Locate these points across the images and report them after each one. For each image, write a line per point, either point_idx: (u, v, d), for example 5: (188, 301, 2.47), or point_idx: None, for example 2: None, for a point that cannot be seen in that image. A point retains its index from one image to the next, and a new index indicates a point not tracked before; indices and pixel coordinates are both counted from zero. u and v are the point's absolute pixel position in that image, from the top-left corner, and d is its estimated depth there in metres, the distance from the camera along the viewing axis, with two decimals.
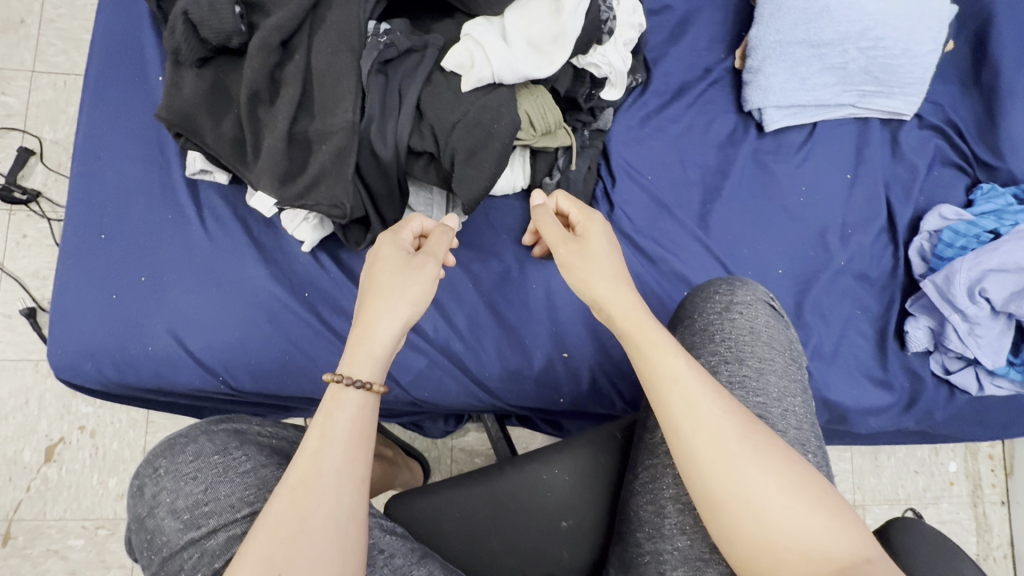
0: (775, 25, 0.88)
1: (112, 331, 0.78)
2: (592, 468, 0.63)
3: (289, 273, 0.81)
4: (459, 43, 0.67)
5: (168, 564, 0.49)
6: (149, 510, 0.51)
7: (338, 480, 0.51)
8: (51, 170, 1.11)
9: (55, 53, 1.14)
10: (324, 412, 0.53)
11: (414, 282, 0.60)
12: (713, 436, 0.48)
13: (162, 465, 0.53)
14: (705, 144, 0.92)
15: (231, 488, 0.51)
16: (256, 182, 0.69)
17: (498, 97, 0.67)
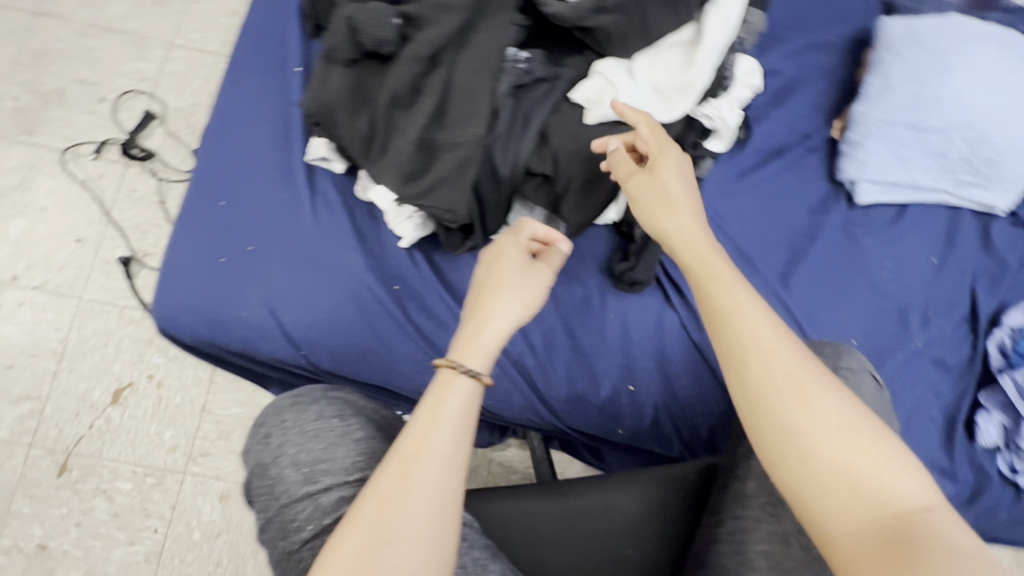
0: (881, 104, 0.90)
1: (214, 293, 0.82)
2: (666, 503, 0.67)
3: (383, 265, 0.85)
4: (590, 79, 0.72)
5: (286, 509, 0.56)
6: (274, 459, 0.59)
7: (444, 463, 0.53)
8: (169, 135, 1.19)
9: (193, 30, 1.25)
10: (436, 393, 0.56)
11: (530, 280, 0.62)
12: (782, 376, 0.51)
13: (289, 419, 0.62)
14: (794, 207, 0.94)
15: (346, 452, 0.58)
16: (378, 176, 0.73)
17: (618, 135, 0.72)
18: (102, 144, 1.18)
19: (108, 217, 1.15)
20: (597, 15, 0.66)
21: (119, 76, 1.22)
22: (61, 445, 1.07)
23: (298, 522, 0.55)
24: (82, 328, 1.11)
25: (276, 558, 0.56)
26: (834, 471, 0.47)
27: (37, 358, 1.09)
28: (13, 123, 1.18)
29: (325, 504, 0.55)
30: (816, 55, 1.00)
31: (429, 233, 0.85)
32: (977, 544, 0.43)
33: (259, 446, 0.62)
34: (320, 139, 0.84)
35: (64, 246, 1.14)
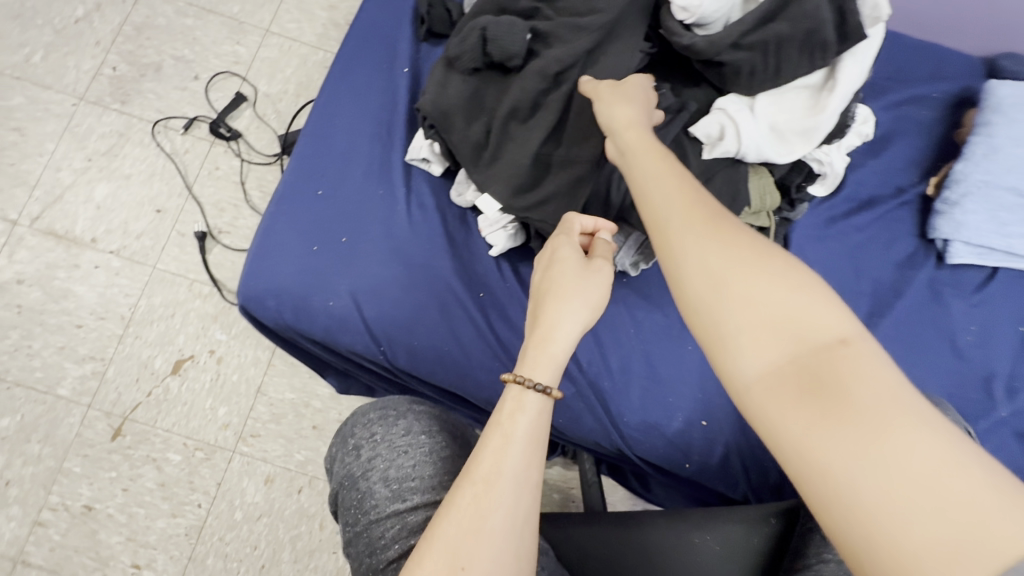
0: (985, 166, 0.89)
1: (302, 280, 0.83)
2: (742, 545, 0.68)
3: (470, 271, 0.85)
4: (712, 114, 0.71)
5: (375, 526, 0.54)
6: (365, 471, 0.58)
7: (516, 483, 0.49)
8: (256, 118, 1.22)
9: (290, 20, 1.27)
10: (507, 411, 0.53)
11: (596, 287, 0.59)
12: (702, 238, 0.48)
13: (379, 432, 0.60)
14: (882, 259, 0.93)
15: (436, 471, 0.56)
16: (485, 185, 0.75)
17: (735, 173, 0.73)
18: (191, 121, 1.20)
19: (189, 191, 1.17)
20: (732, 51, 0.70)
21: (213, 56, 1.24)
22: (119, 409, 1.08)
23: (384, 542, 0.53)
24: (153, 296, 1.13)
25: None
26: (762, 330, 0.43)
27: (106, 320, 1.11)
28: (108, 90, 1.21)
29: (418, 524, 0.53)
30: (916, 109, 0.99)
31: (519, 244, 0.86)
32: (898, 377, 0.40)
33: (345, 455, 0.61)
34: (423, 141, 0.85)
35: (144, 214, 1.16)
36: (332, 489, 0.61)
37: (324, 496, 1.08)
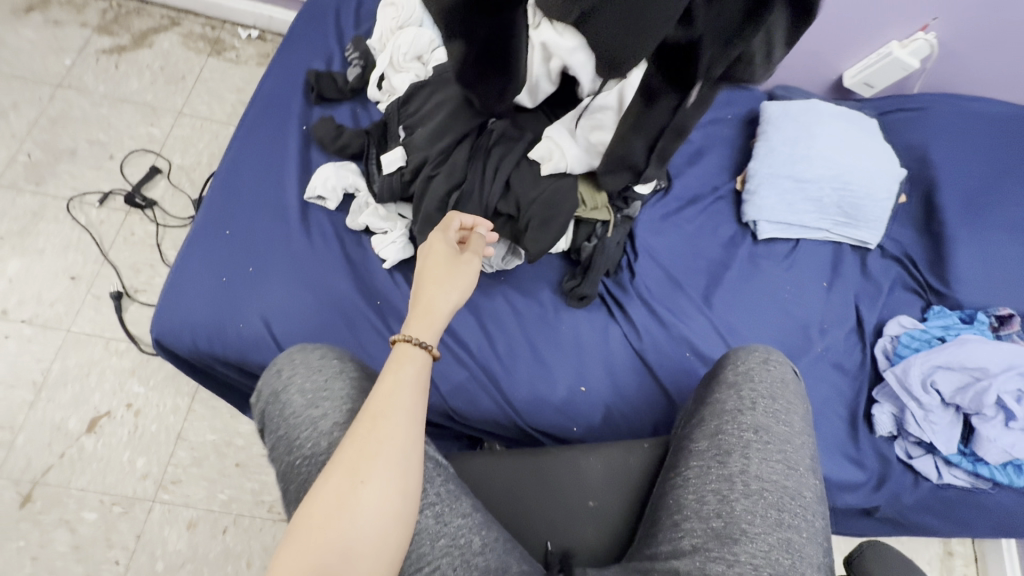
0: (768, 161, 1.16)
1: (214, 309, 0.92)
2: (617, 466, 0.84)
3: (368, 284, 0.98)
4: (543, 141, 0.91)
5: (296, 425, 0.66)
6: (284, 387, 0.69)
7: (405, 416, 0.60)
8: (170, 187, 1.33)
9: (200, 103, 1.43)
10: (395, 361, 0.64)
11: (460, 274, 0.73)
12: None
13: (298, 359, 0.72)
14: (710, 242, 1.15)
15: (346, 385, 0.69)
16: (382, 199, 0.98)
17: (567, 183, 0.91)
18: (107, 195, 1.30)
19: (104, 257, 1.24)
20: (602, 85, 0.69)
21: (127, 138, 1.36)
22: (29, 474, 1.07)
23: (301, 437, 0.65)
24: (66, 359, 1.16)
25: (284, 468, 0.65)
26: None
27: (16, 388, 1.12)
28: (23, 174, 1.29)
29: (333, 418, 0.66)
30: (718, 128, 1.27)
31: (410, 257, 1.00)
32: None
33: (270, 381, 0.72)
34: (318, 180, 1.00)
35: (58, 283, 1.21)
36: (258, 409, 0.72)
37: (250, 532, 1.09)
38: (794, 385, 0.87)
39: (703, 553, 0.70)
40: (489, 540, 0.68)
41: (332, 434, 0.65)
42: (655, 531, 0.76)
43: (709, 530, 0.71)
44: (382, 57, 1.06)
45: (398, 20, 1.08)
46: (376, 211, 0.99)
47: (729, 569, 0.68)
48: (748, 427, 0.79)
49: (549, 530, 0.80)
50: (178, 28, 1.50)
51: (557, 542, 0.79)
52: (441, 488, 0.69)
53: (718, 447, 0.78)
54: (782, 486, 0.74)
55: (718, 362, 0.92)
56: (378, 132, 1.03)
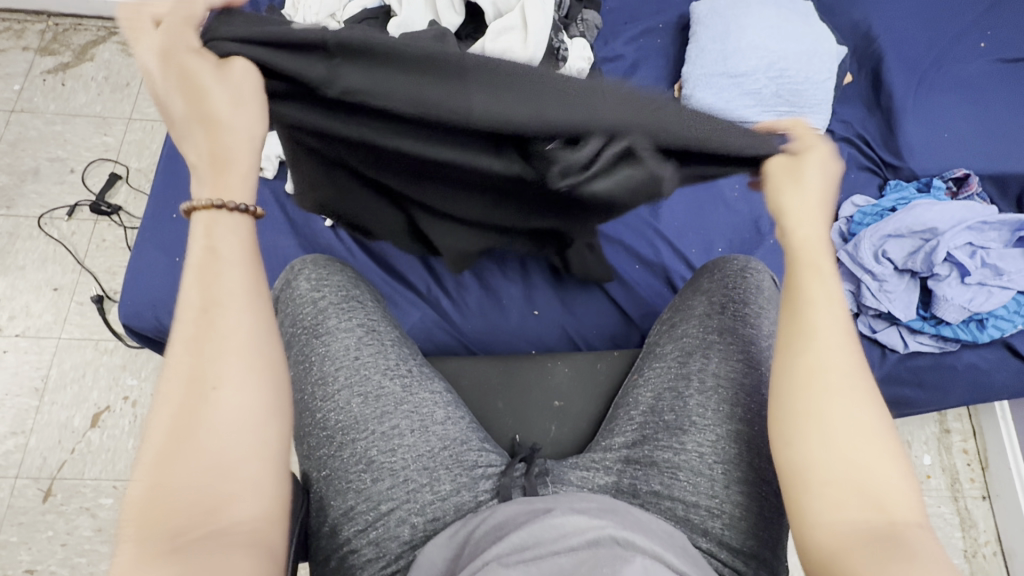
0: (699, 63, 1.15)
1: (172, 287, 0.97)
2: (587, 369, 0.80)
3: (314, 244, 1.01)
4: None
5: (299, 305, 0.76)
6: (294, 274, 0.79)
7: (240, 300, 0.51)
8: (133, 191, 1.38)
9: (148, 106, 1.46)
10: (203, 232, 0.53)
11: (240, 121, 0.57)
12: (838, 403, 0.50)
13: (312, 259, 0.81)
14: None
15: (345, 277, 0.79)
16: None
17: None
18: (74, 207, 1.35)
19: (81, 266, 1.30)
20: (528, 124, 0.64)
21: (85, 150, 1.41)
22: (46, 472, 1.16)
23: (303, 316, 0.75)
24: (62, 364, 1.23)
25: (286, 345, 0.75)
26: (860, 460, 0.48)
27: (21, 396, 1.20)
28: None
29: (329, 301, 0.76)
30: (651, 39, 1.24)
31: None
32: (899, 475, 0.49)
33: (285, 275, 0.82)
34: None
35: (42, 295, 1.27)
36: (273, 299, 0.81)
37: None
38: (774, 292, 0.77)
39: (651, 443, 0.66)
40: (453, 416, 0.70)
41: (328, 311, 0.75)
42: (612, 426, 0.70)
43: (661, 421, 0.67)
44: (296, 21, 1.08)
45: None
46: None
47: (678, 455, 0.63)
48: (714, 329, 0.71)
49: (515, 424, 0.77)
50: (115, 37, 1.53)
51: (522, 435, 0.76)
52: (415, 367, 0.73)
53: (705, 351, 0.70)
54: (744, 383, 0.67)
55: (696, 271, 0.83)
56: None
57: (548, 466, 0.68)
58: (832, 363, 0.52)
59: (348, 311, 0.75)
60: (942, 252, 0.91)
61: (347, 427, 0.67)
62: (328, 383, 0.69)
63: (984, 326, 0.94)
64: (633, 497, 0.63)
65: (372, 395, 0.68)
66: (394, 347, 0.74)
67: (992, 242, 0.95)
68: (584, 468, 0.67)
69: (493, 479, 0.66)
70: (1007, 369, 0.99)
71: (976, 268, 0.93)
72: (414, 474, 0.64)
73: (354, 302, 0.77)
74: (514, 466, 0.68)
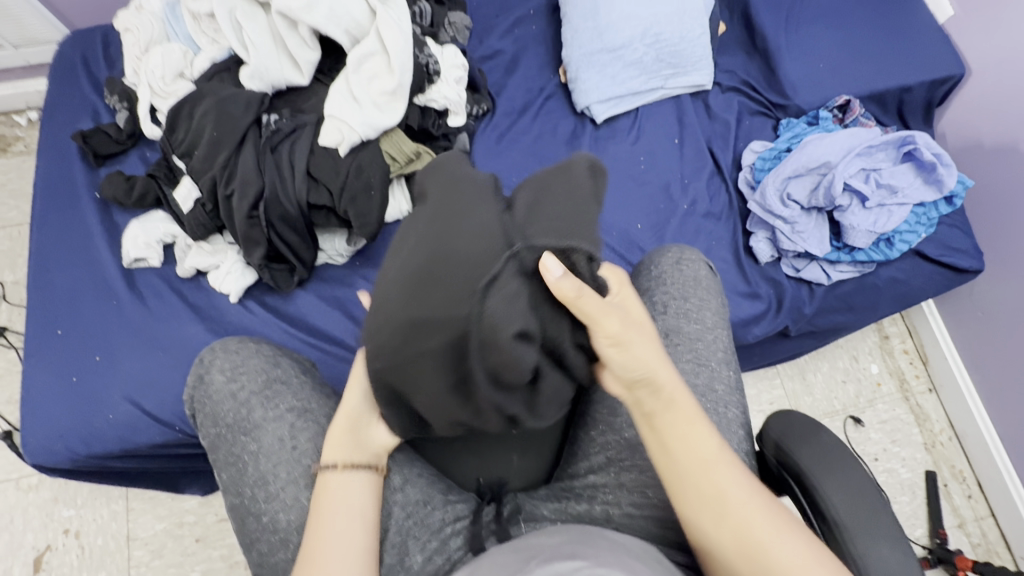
0: (577, 43, 1.12)
1: (75, 411, 0.88)
2: None
3: (222, 324, 0.94)
4: (329, 124, 0.88)
5: (218, 402, 0.70)
6: (205, 370, 0.72)
7: (352, 524, 0.56)
8: (15, 306, 1.25)
9: (8, 210, 1.32)
10: (325, 491, 0.58)
11: (345, 480, 0.59)
12: (738, 516, 0.52)
13: (222, 354, 0.73)
14: (554, 143, 1.10)
15: (257, 358, 0.73)
16: (189, 232, 0.93)
17: (367, 155, 0.88)
18: None
19: None
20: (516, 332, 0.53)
21: None
22: None
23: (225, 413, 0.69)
24: None
25: (214, 444, 0.69)
26: None
27: None
28: None
29: (249, 391, 0.70)
30: (526, 28, 1.21)
31: (254, 280, 0.96)
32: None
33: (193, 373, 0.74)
34: (128, 243, 0.94)
35: None
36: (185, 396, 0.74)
37: None
38: (711, 281, 0.78)
39: (616, 463, 0.67)
40: (408, 477, 0.66)
41: (251, 404, 0.69)
42: (575, 449, 0.71)
43: (622, 440, 0.67)
44: (142, 88, 0.98)
45: (141, 44, 1.00)
46: (200, 249, 0.94)
47: (644, 473, 0.65)
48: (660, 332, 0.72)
49: (478, 466, 0.72)
50: None
51: (486, 476, 0.72)
52: None
53: None
54: (694, 386, 0.69)
55: (633, 270, 0.83)
56: (162, 171, 0.97)
57: (519, 503, 0.67)
58: (727, 489, 0.53)
59: (272, 397, 0.70)
60: (838, 184, 0.94)
61: (302, 526, 0.62)
62: (267, 482, 0.64)
63: (892, 244, 0.98)
64: (607, 522, 0.64)
65: (318, 483, 0.64)
66: (331, 424, 0.69)
67: (882, 162, 0.98)
68: (557, 499, 0.67)
69: (463, 533, 0.64)
70: (922, 274, 1.04)
71: (873, 191, 0.96)
72: (382, 555, 0.61)
73: (280, 385, 0.71)
74: (484, 509, 0.67)
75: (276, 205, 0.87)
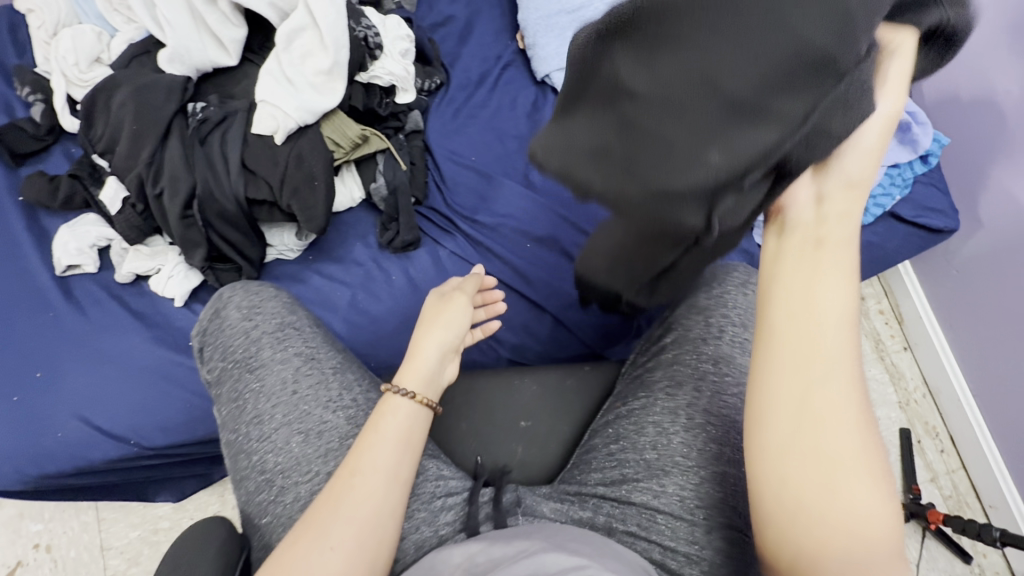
0: (533, 5, 1.04)
1: (19, 432, 0.83)
2: (557, 382, 0.80)
3: (172, 331, 0.89)
4: (261, 110, 0.81)
5: (230, 336, 0.67)
6: (224, 304, 0.70)
7: (382, 478, 0.53)
8: None
9: None
10: (376, 415, 0.58)
11: (397, 419, 0.57)
12: (823, 391, 0.41)
13: (244, 299, 0.70)
14: (513, 116, 1.03)
15: (278, 303, 0.70)
16: (117, 225, 0.85)
17: (307, 142, 0.82)
18: None
19: None
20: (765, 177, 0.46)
21: None
22: None
23: (233, 346, 0.66)
24: None
25: (220, 372, 0.66)
26: (834, 497, 0.40)
27: None
28: None
29: (262, 331, 0.67)
30: None
31: (201, 282, 0.90)
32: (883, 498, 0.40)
33: (211, 308, 0.71)
34: (58, 250, 0.87)
35: None
36: (201, 323, 0.71)
37: None
38: None
39: (630, 482, 0.65)
40: None
41: (262, 342, 0.66)
42: (589, 459, 0.70)
43: (642, 461, 0.66)
44: (54, 77, 0.89)
45: (48, 27, 0.91)
46: (139, 252, 0.88)
47: (657, 498, 0.63)
48: (711, 357, 0.69)
49: (478, 446, 0.76)
50: None
51: (485, 457, 0.75)
52: (360, 395, 0.65)
53: (673, 376, 0.69)
54: (733, 420, 0.65)
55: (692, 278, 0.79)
56: (85, 169, 0.90)
57: (519, 495, 0.67)
58: (821, 348, 0.41)
59: (283, 340, 0.66)
60: None
61: (288, 470, 0.59)
62: (264, 422, 0.61)
63: (865, 209, 0.95)
64: (607, 535, 0.64)
65: (313, 432, 0.61)
66: (336, 374, 0.66)
67: None
68: (558, 500, 0.67)
69: (455, 509, 0.64)
70: (897, 236, 1.01)
71: None
72: None
73: (292, 327, 0.68)
74: (481, 491, 0.66)
75: (211, 202, 0.80)
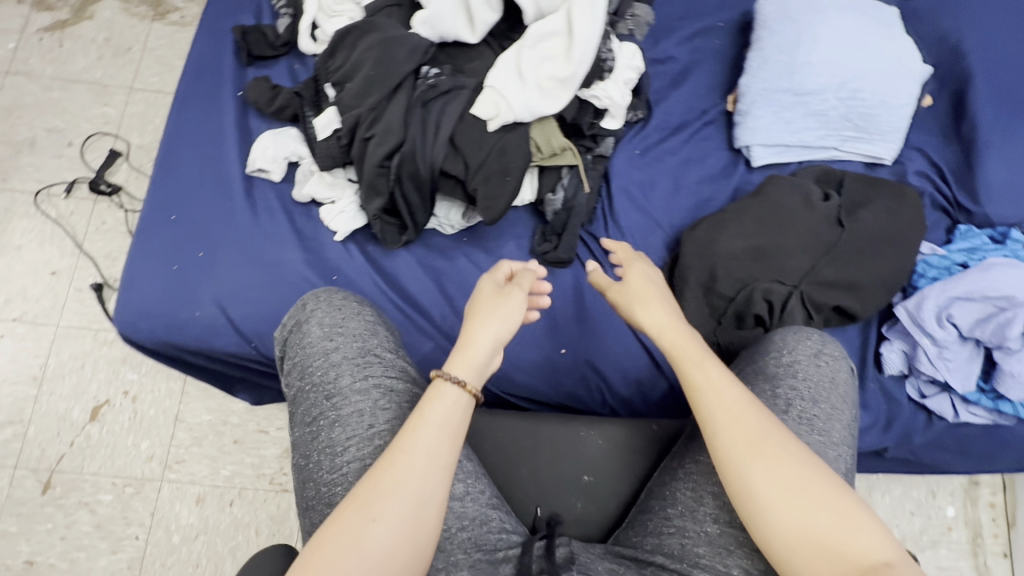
0: (761, 74, 1.01)
1: (166, 297, 0.90)
2: (624, 447, 0.78)
3: (320, 259, 0.93)
4: (485, 94, 0.83)
5: (310, 354, 0.69)
6: (306, 317, 0.71)
7: (426, 462, 0.53)
8: (133, 170, 1.30)
9: (151, 74, 1.36)
10: (426, 400, 0.57)
11: (446, 408, 0.57)
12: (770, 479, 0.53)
13: (322, 310, 0.71)
14: (699, 174, 1.01)
15: (361, 320, 0.72)
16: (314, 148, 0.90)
17: (515, 138, 0.83)
18: (72, 184, 1.28)
19: (80, 250, 1.24)
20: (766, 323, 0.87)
21: (84, 121, 1.32)
22: (45, 463, 1.13)
23: (313, 365, 0.68)
24: (59, 353, 1.19)
25: (299, 390, 0.68)
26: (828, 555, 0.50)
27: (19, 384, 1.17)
28: None
29: (343, 354, 0.68)
30: (708, 40, 1.10)
31: (363, 224, 0.94)
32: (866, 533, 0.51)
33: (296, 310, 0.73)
34: (256, 152, 0.94)
35: (41, 280, 1.22)
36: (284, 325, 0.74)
37: (256, 503, 1.14)
38: (847, 388, 0.68)
39: (688, 557, 0.61)
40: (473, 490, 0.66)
41: (342, 367, 0.67)
42: (646, 520, 0.67)
43: (703, 534, 0.62)
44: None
45: None
46: (321, 179, 0.93)
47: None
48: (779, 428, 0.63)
49: (537, 495, 0.75)
50: None
51: (544, 508, 0.74)
52: None
53: None
54: None
55: (757, 345, 0.74)
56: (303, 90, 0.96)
57: (572, 551, 0.64)
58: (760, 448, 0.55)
59: (364, 367, 0.67)
60: (1017, 325, 0.82)
61: None
62: (336, 452, 0.63)
63: None
64: None
65: None
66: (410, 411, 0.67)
67: None
68: (613, 561, 0.64)
69: (513, 563, 0.62)
70: None
71: None
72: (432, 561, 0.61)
73: (375, 356, 0.69)
74: (535, 544, 0.64)
75: (406, 159, 0.83)
